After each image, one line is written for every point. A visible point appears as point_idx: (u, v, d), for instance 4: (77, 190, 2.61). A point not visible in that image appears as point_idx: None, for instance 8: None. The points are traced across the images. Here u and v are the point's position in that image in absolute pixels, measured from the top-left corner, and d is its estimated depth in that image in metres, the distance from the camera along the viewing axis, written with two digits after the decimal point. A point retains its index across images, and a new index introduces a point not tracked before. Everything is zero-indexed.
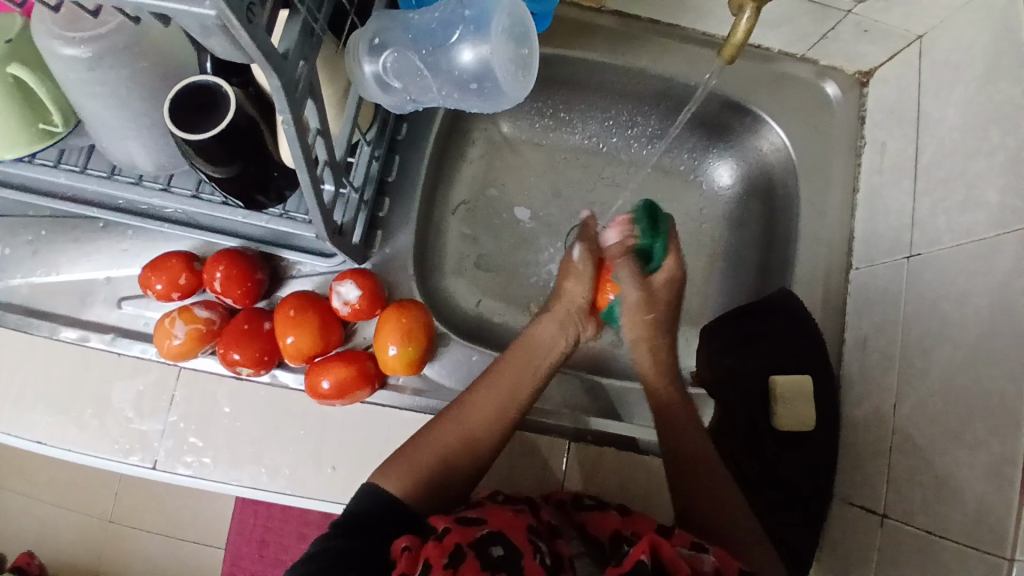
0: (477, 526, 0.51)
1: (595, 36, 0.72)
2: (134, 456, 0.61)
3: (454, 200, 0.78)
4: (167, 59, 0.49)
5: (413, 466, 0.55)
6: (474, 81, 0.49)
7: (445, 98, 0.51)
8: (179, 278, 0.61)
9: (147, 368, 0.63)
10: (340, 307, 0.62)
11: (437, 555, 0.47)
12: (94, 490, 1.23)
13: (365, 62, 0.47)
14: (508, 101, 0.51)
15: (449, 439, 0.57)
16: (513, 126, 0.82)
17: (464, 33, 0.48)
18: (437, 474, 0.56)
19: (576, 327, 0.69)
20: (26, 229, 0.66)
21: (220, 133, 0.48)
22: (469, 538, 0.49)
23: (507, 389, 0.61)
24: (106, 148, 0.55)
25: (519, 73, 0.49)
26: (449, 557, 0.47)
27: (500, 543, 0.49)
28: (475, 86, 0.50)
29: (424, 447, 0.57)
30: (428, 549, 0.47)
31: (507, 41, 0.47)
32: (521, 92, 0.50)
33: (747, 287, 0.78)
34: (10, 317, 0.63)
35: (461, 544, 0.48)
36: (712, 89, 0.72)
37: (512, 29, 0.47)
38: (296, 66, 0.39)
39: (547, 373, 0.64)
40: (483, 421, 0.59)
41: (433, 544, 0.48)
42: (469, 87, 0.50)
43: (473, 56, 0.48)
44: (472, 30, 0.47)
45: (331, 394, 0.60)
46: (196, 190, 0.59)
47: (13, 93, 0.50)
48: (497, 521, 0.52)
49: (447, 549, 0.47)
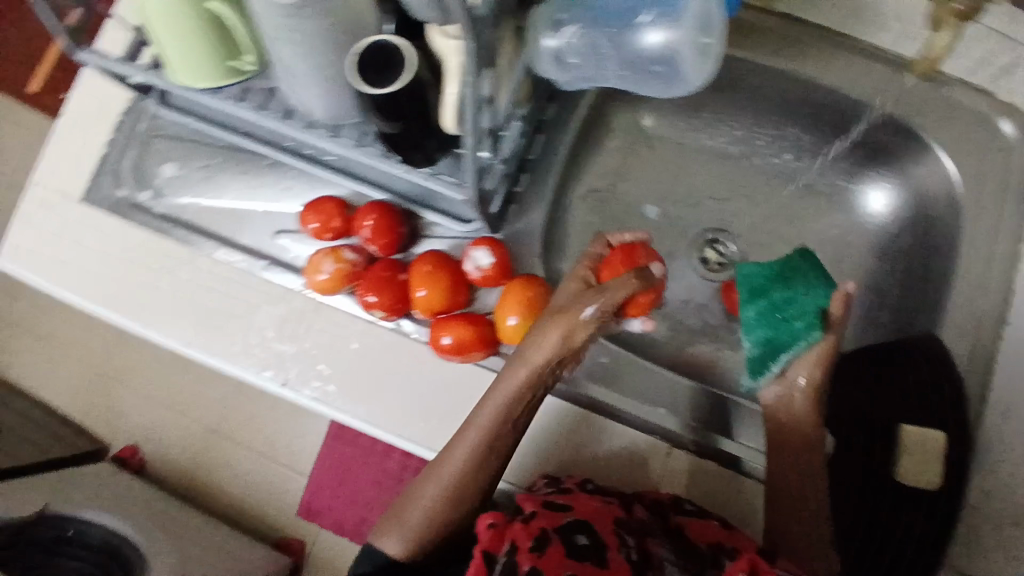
0: (564, 512, 0.58)
1: (757, 39, 0.70)
2: (269, 371, 0.67)
3: (584, 187, 0.79)
4: (356, 16, 0.53)
5: (399, 526, 0.62)
6: (656, 63, 0.50)
7: (622, 78, 0.53)
8: (332, 221, 0.67)
9: (292, 297, 0.69)
10: (472, 266, 0.64)
11: (523, 536, 0.56)
12: (202, 403, 1.35)
13: (546, 36, 0.50)
14: (685, 86, 0.53)
15: (434, 494, 0.62)
16: (656, 121, 0.81)
17: (654, 14, 0.48)
18: (428, 522, 0.62)
19: (569, 338, 0.59)
20: (201, 155, 0.72)
21: (396, 91, 0.51)
22: (555, 523, 0.57)
23: (484, 434, 0.60)
24: (288, 92, 0.60)
25: (701, 60, 0.50)
26: (533, 540, 0.56)
27: (585, 532, 0.57)
28: (656, 68, 0.51)
29: (419, 495, 0.63)
30: (514, 530, 0.56)
31: (695, 28, 0.48)
32: (699, 78, 0.51)
33: (877, 323, 0.73)
34: (180, 232, 0.71)
35: (547, 528, 0.57)
36: (885, 114, 0.68)
37: (704, 19, 0.48)
38: (483, 32, 0.40)
39: (535, 394, 0.60)
40: (454, 472, 0.61)
41: (521, 525, 0.57)
42: (648, 70, 0.52)
43: (659, 39, 0.49)
44: (663, 12, 0.48)
45: (450, 350, 0.63)
46: (360, 141, 0.63)
47: (219, 31, 0.56)
48: (584, 509, 0.58)
49: (533, 534, 0.56)
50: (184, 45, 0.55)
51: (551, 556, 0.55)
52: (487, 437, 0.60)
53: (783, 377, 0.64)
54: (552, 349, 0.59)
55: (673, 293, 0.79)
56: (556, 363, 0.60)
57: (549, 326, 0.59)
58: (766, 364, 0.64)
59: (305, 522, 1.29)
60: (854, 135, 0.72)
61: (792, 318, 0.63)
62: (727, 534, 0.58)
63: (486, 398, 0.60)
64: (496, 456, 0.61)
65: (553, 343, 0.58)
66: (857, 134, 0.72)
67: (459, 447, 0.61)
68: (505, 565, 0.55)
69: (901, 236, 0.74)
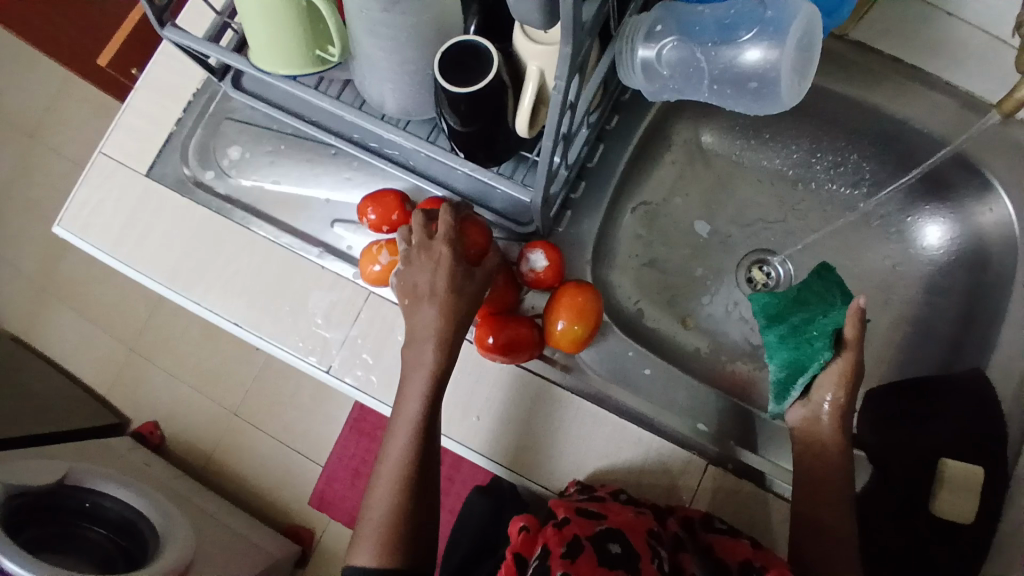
0: (598, 521, 0.59)
1: (827, 65, 0.70)
2: (313, 356, 0.68)
3: (638, 198, 0.79)
4: (445, 15, 0.53)
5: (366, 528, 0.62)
6: (753, 80, 0.50)
7: (715, 93, 0.53)
8: (392, 214, 0.66)
9: (343, 285, 0.70)
10: (445, 222, 0.60)
11: (555, 542, 0.58)
12: (227, 383, 1.37)
13: (639, 46, 0.51)
14: (780, 108, 0.51)
15: (389, 497, 0.62)
16: (716, 138, 0.82)
17: (760, 32, 0.49)
18: (389, 531, 0.61)
19: (429, 247, 0.61)
20: (267, 140, 0.73)
21: (478, 91, 0.52)
22: (588, 531, 0.59)
23: (398, 411, 0.62)
24: (365, 84, 0.61)
25: (797, 81, 0.49)
26: (566, 546, 0.57)
27: (617, 541, 0.58)
28: (753, 85, 0.51)
29: (373, 506, 0.63)
30: (548, 535, 0.59)
31: (798, 52, 0.48)
32: (794, 100, 0.50)
33: (923, 357, 0.73)
34: (238, 212, 0.72)
35: (579, 535, 0.59)
36: (955, 151, 0.67)
37: (805, 40, 0.48)
38: (585, 42, 0.41)
39: (431, 322, 0.61)
40: (401, 463, 0.62)
41: (553, 531, 0.59)
42: (745, 87, 0.51)
43: (758, 56, 0.49)
44: (769, 32, 0.49)
45: (495, 349, 0.63)
46: (428, 138, 0.64)
47: (306, 19, 0.56)
48: (617, 519, 0.59)
49: (565, 539, 0.58)
50: (271, 28, 0.57)
51: (583, 564, 0.56)
52: (417, 430, 0.62)
53: (809, 399, 0.65)
54: (435, 264, 0.60)
55: (716, 311, 0.79)
56: (448, 289, 0.60)
57: (418, 253, 0.61)
58: (789, 387, 0.65)
59: (316, 512, 1.30)
60: (920, 170, 0.71)
61: (811, 338, 0.64)
62: (754, 552, 0.58)
63: (413, 336, 0.62)
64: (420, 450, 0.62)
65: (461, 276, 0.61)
66: (923, 169, 0.71)
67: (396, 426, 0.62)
68: (538, 568, 0.56)
69: (954, 271, 0.73)
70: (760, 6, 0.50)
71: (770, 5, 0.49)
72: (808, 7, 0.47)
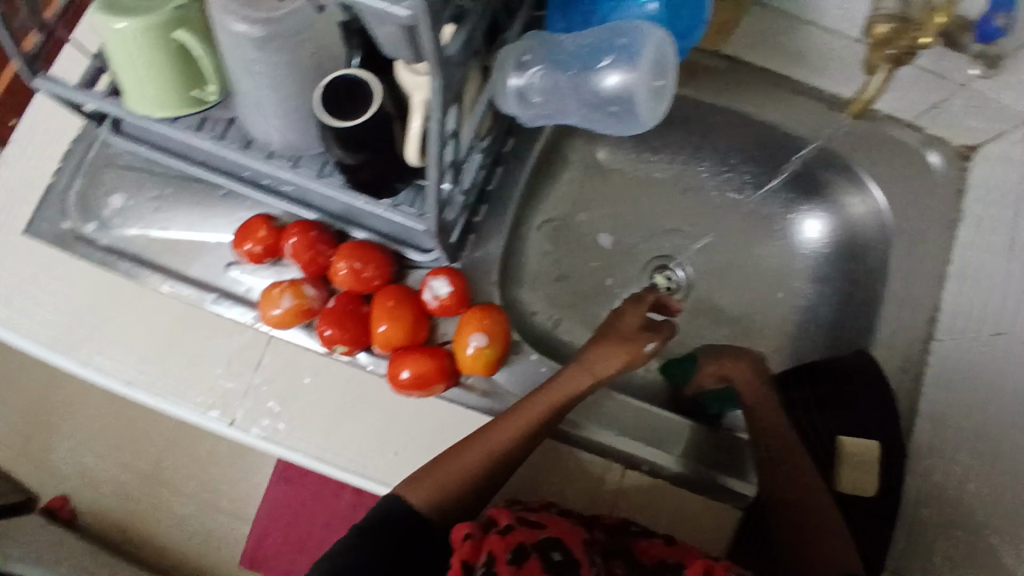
0: (538, 529, 0.58)
1: (701, 80, 0.74)
2: (214, 411, 0.65)
3: (542, 217, 0.81)
4: (323, 50, 0.53)
5: (438, 486, 0.60)
6: (615, 103, 0.55)
7: (584, 118, 0.57)
8: (258, 232, 0.65)
9: (241, 331, 0.67)
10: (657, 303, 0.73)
11: (501, 548, 0.56)
12: (137, 445, 1.28)
13: (512, 76, 0.53)
14: (641, 127, 0.57)
15: (474, 465, 0.61)
16: (610, 153, 0.85)
17: (616, 59, 0.53)
18: (460, 484, 0.60)
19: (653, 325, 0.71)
20: (152, 186, 0.71)
21: (362, 124, 0.52)
22: (531, 539, 0.57)
23: (550, 407, 0.62)
24: (247, 122, 0.59)
25: (654, 101, 0.54)
26: (513, 552, 0.56)
27: (560, 549, 0.57)
28: (615, 108, 0.55)
29: (459, 456, 0.61)
30: (491, 541, 0.56)
31: (652, 70, 0.52)
32: (653, 118, 0.55)
33: (818, 343, 0.77)
34: (123, 264, 0.69)
35: (525, 543, 0.57)
36: (823, 146, 0.73)
37: (659, 61, 0.52)
38: (458, 72, 0.42)
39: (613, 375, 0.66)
40: (506, 447, 0.61)
41: (498, 537, 0.56)
42: (608, 110, 0.56)
43: (619, 81, 0.53)
44: (623, 58, 0.53)
45: (409, 384, 0.62)
46: (319, 172, 0.62)
47: (178, 60, 0.55)
48: (556, 527, 0.58)
49: (510, 545, 0.56)
50: (139, 70, 0.54)
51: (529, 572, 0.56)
52: (542, 424, 0.61)
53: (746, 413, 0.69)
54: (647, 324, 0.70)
55: None
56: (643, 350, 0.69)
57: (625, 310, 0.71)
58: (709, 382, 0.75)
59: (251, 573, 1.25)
60: (793, 163, 0.77)
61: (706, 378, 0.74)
62: (669, 547, 0.60)
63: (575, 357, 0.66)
64: (522, 453, 0.62)
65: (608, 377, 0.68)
66: (795, 161, 0.76)
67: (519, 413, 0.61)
68: None
69: (834, 260, 0.78)
70: (613, 33, 0.53)
71: (621, 31, 0.53)
72: (658, 34, 0.51)
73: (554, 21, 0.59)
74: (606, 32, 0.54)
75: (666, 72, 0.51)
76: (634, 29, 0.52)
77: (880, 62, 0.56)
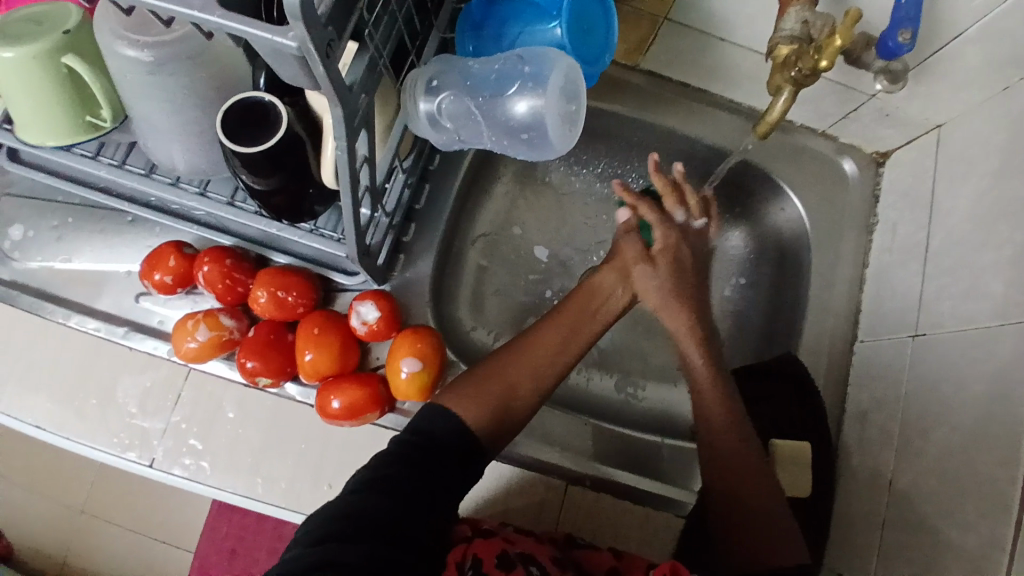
0: (515, 545, 0.54)
1: (624, 92, 0.75)
2: (132, 452, 0.62)
3: (475, 232, 0.80)
4: (226, 73, 0.51)
5: (482, 394, 0.57)
6: (525, 130, 0.55)
7: (496, 143, 0.57)
8: (168, 261, 0.62)
9: (157, 365, 0.64)
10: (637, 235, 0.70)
11: (487, 552, 0.52)
12: (70, 479, 1.21)
13: (422, 101, 0.53)
14: (553, 154, 0.57)
15: (525, 371, 0.60)
16: (541, 165, 0.85)
17: (522, 86, 0.53)
18: (507, 389, 0.58)
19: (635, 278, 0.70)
20: (54, 215, 0.67)
21: (270, 149, 0.49)
22: (515, 549, 0.53)
23: (572, 321, 0.65)
24: (150, 148, 0.56)
25: (565, 128, 0.54)
26: (498, 557, 0.52)
27: (537, 564, 0.52)
28: (525, 135, 0.56)
29: (508, 364, 0.60)
30: (479, 544, 0.53)
31: (560, 98, 0.52)
32: (566, 144, 0.55)
33: (750, 347, 0.79)
34: (25, 299, 0.65)
35: (509, 550, 0.53)
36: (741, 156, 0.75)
37: (566, 87, 0.51)
38: (358, 98, 0.40)
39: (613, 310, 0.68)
40: (553, 352, 0.62)
41: (485, 543, 0.53)
42: (519, 137, 0.56)
43: (527, 107, 0.53)
44: (529, 85, 0.53)
45: (341, 414, 0.60)
46: (231, 198, 0.60)
47: (69, 85, 0.52)
48: (531, 545, 0.54)
49: (496, 550, 0.52)
50: (23, 94, 0.51)
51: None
52: (581, 332, 0.64)
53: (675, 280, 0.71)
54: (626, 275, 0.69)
55: None
56: (632, 288, 0.69)
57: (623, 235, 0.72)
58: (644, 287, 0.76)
59: None
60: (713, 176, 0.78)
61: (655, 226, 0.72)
62: (618, 561, 0.57)
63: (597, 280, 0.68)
64: (562, 371, 0.62)
65: (655, 280, 0.69)
66: (717, 171, 0.77)
67: (555, 320, 0.64)
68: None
69: (762, 265, 0.80)
70: (518, 60, 0.53)
71: (526, 59, 0.53)
72: (564, 61, 0.51)
73: (464, 43, 0.58)
74: (511, 59, 0.53)
75: (575, 99, 0.52)
76: (539, 57, 0.52)
77: (783, 82, 0.55)
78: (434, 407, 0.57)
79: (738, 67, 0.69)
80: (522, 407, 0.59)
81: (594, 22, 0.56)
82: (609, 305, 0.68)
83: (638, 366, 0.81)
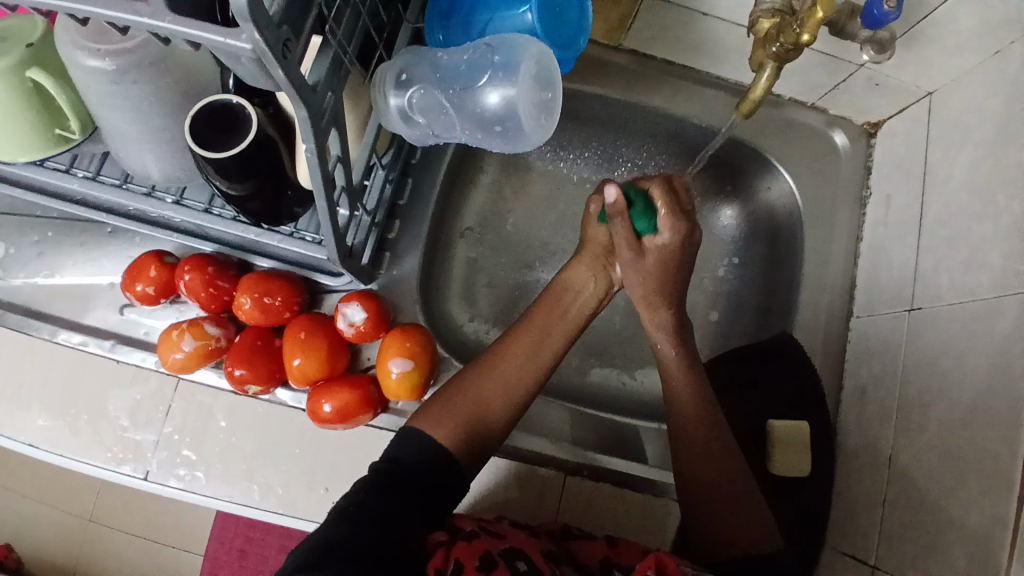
0: (501, 539, 0.53)
1: (607, 73, 0.73)
2: (126, 466, 0.61)
3: (462, 224, 0.79)
4: (192, 78, 0.49)
5: (450, 414, 0.56)
6: (498, 121, 0.53)
7: (468, 136, 0.55)
8: (149, 271, 0.61)
9: (146, 377, 0.63)
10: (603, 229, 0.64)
11: (468, 555, 0.51)
12: (77, 488, 1.21)
13: (392, 95, 0.52)
14: (529, 144, 0.55)
15: (491, 386, 0.58)
16: (526, 153, 0.83)
17: (493, 76, 0.51)
18: (475, 405, 0.57)
19: (607, 266, 0.66)
20: (34, 230, 0.66)
21: (240, 153, 0.48)
22: (498, 546, 0.52)
23: (541, 330, 0.62)
24: (122, 159, 0.55)
25: (541, 116, 0.52)
26: (480, 559, 0.50)
27: (524, 559, 0.51)
28: (499, 127, 0.54)
29: (474, 379, 0.59)
30: (459, 549, 0.51)
31: (533, 85, 0.50)
32: (543, 133, 0.53)
33: (747, 327, 0.78)
34: (10, 317, 0.64)
35: (492, 549, 0.52)
36: (729, 135, 0.73)
37: (538, 75, 0.50)
38: (324, 97, 0.39)
39: (581, 318, 0.65)
40: (521, 364, 0.60)
41: (465, 544, 0.52)
42: (493, 129, 0.54)
43: (499, 98, 0.52)
44: (500, 75, 0.51)
45: (332, 418, 0.59)
46: (208, 205, 0.59)
47: (34, 100, 0.50)
48: (518, 538, 0.54)
49: (477, 553, 0.51)
50: None
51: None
52: (549, 342, 0.62)
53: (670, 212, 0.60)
54: (598, 276, 0.65)
55: None
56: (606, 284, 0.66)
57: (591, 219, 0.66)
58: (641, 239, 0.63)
59: None
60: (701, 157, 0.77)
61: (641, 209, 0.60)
62: (612, 550, 0.56)
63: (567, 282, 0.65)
64: (534, 383, 0.60)
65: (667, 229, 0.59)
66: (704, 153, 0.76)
67: (522, 330, 0.62)
68: None
69: (756, 243, 0.79)
70: (487, 50, 0.52)
71: (495, 48, 0.51)
72: (535, 48, 0.49)
73: (434, 33, 0.56)
74: (479, 50, 0.52)
75: (549, 86, 0.50)
76: (508, 46, 0.51)
77: (766, 58, 0.54)
78: (404, 432, 0.56)
79: (723, 42, 0.67)
80: (494, 423, 0.58)
81: (566, 4, 0.54)
82: (581, 302, 0.65)
83: (634, 351, 0.80)
